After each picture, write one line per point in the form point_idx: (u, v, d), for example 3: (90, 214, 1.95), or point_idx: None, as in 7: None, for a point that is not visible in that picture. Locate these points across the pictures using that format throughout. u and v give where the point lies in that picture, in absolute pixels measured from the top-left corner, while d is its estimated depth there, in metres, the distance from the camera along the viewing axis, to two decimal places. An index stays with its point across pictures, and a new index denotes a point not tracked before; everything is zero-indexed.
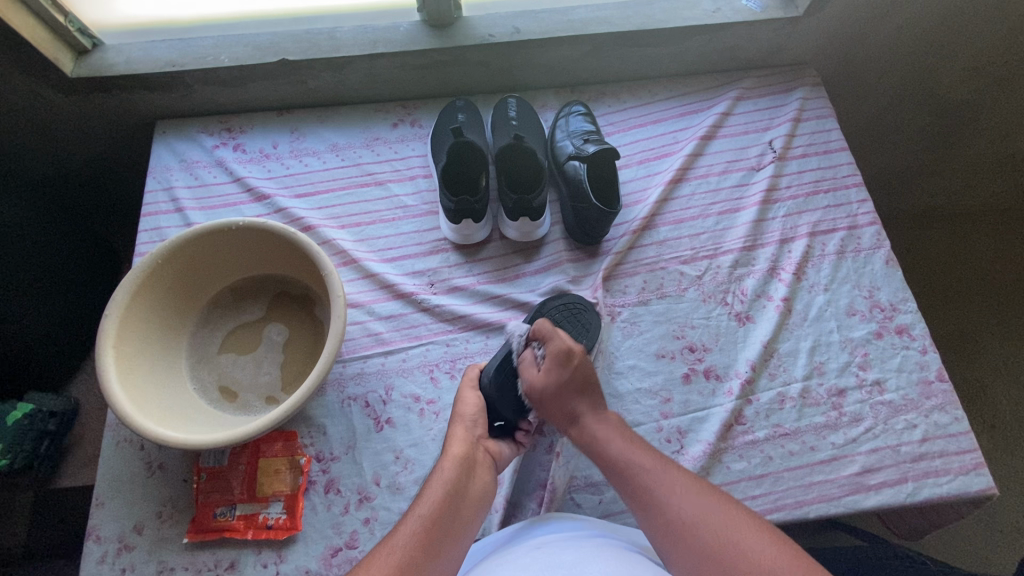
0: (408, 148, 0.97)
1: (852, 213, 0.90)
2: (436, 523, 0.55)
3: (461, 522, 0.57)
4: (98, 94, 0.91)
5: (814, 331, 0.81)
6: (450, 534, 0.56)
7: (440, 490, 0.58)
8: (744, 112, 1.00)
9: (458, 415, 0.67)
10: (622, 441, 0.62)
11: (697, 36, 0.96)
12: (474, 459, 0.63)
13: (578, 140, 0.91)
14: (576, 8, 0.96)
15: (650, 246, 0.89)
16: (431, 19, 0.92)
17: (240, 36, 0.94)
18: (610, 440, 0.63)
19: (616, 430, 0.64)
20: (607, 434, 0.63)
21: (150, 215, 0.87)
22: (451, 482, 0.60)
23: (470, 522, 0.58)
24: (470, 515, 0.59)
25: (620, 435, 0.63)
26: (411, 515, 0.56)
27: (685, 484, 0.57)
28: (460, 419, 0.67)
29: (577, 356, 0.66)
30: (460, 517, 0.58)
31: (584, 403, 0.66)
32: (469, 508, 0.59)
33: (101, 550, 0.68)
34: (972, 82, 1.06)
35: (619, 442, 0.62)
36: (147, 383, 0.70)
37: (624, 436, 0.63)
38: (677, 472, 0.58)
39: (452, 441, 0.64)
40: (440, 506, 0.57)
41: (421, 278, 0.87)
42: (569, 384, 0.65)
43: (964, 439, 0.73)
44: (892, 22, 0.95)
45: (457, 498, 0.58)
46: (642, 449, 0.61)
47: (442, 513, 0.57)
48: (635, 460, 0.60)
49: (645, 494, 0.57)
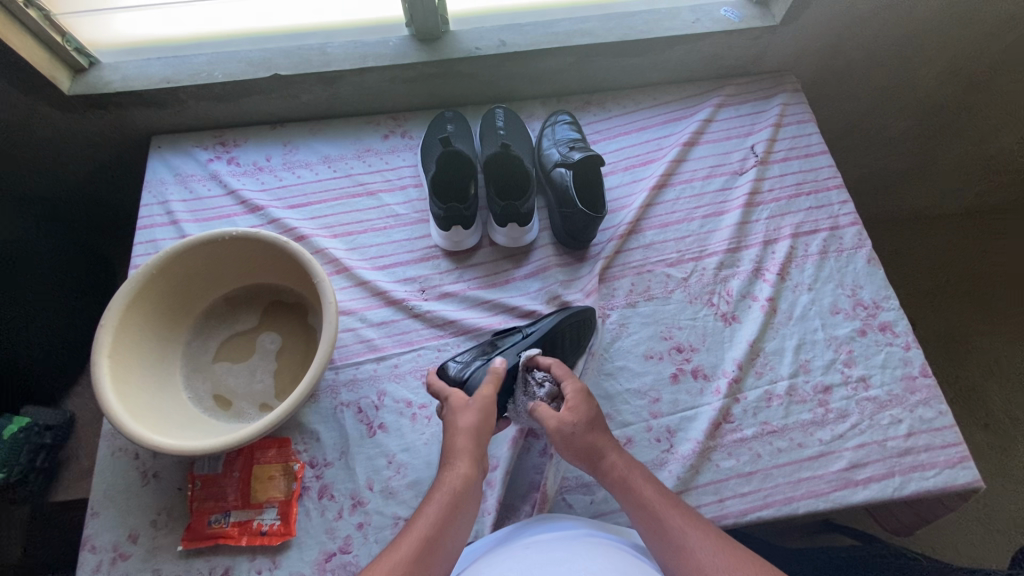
0: (399, 158, 0.99)
1: (833, 214, 0.92)
2: (433, 536, 0.55)
3: (455, 540, 0.56)
4: (94, 111, 0.93)
5: (799, 330, 0.83)
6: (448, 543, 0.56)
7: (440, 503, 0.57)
8: (726, 118, 1.03)
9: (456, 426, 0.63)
10: (654, 489, 0.61)
11: (678, 46, 0.99)
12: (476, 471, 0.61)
13: (564, 149, 0.93)
14: (560, 21, 0.99)
15: (637, 250, 0.91)
16: (419, 33, 0.95)
17: (234, 52, 0.96)
18: (642, 487, 0.61)
19: (642, 474, 0.62)
20: (634, 479, 0.62)
21: (146, 229, 0.89)
22: (455, 500, 0.58)
23: (460, 539, 0.57)
24: (465, 524, 0.58)
25: (634, 468, 0.63)
26: (412, 528, 0.55)
27: (699, 531, 0.57)
28: (467, 430, 0.63)
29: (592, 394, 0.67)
30: (455, 534, 0.57)
31: (601, 438, 0.63)
32: (464, 524, 0.58)
33: (96, 560, 0.68)
34: (947, 86, 1.09)
35: (652, 493, 0.60)
36: (142, 391, 0.71)
37: (654, 484, 0.61)
38: (669, 500, 0.60)
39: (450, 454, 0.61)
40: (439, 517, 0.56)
41: (412, 285, 0.89)
42: (592, 418, 0.64)
43: (949, 433, 0.74)
44: (866, 30, 0.98)
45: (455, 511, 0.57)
46: (648, 483, 0.61)
47: (442, 532, 0.55)
48: (662, 512, 0.58)
49: (646, 517, 0.59)
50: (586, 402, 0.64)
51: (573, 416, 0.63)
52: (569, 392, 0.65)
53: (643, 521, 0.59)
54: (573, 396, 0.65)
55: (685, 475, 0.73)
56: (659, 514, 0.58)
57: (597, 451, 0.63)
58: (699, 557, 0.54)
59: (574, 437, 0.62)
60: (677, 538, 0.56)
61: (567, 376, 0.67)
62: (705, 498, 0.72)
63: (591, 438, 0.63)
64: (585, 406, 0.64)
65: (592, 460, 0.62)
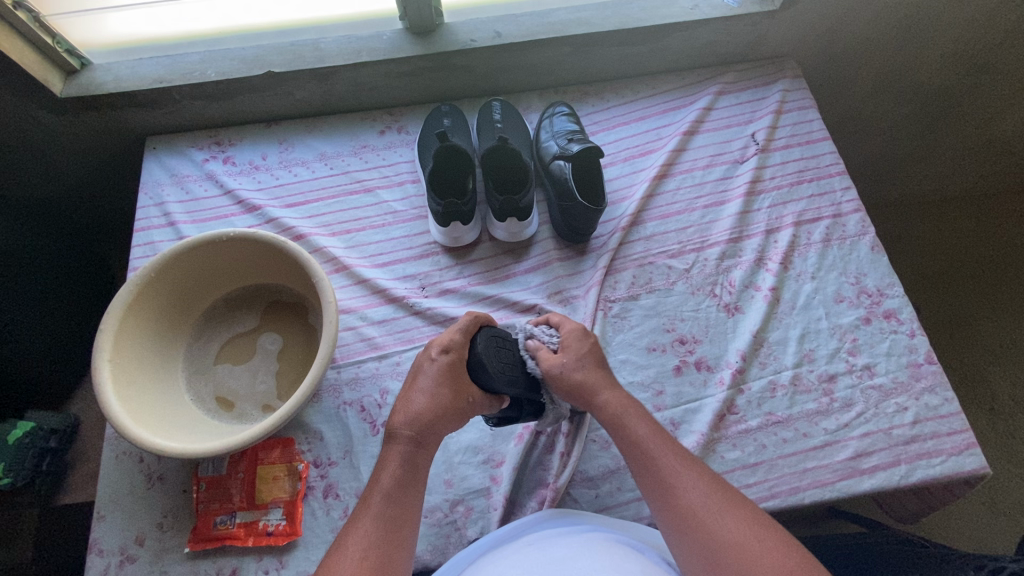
0: (396, 154, 0.99)
1: (836, 202, 0.91)
2: (391, 514, 0.55)
3: (407, 502, 0.57)
4: (88, 113, 0.93)
5: (803, 320, 0.82)
6: (411, 517, 0.57)
7: (393, 472, 0.58)
8: (726, 106, 1.01)
9: (422, 399, 0.61)
10: (648, 427, 0.60)
11: (676, 33, 0.97)
12: (431, 441, 0.60)
13: (562, 141, 0.92)
14: (555, 11, 0.98)
15: (638, 242, 0.90)
16: (413, 26, 0.94)
17: (226, 50, 0.95)
18: (634, 423, 0.61)
19: (638, 412, 0.62)
20: (630, 414, 0.61)
21: (143, 231, 0.88)
22: (404, 466, 0.58)
23: (414, 502, 0.58)
24: (420, 486, 0.59)
25: (628, 405, 0.62)
26: (369, 509, 0.55)
27: (694, 469, 0.56)
28: (423, 387, 0.62)
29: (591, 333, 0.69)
30: (410, 500, 0.57)
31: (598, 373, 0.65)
32: (416, 484, 0.58)
33: (104, 563, 0.68)
34: (952, 68, 1.07)
35: (645, 431, 0.60)
36: (145, 396, 0.70)
37: (648, 422, 0.61)
38: (662, 439, 0.59)
39: (407, 422, 0.60)
40: (393, 490, 0.57)
41: (412, 282, 0.88)
42: (591, 350, 0.67)
43: (955, 420, 0.74)
44: (868, 14, 0.97)
45: (407, 479, 0.58)
46: (642, 421, 0.61)
47: (396, 501, 0.56)
48: (653, 448, 0.58)
49: (639, 456, 0.59)
50: (580, 339, 0.67)
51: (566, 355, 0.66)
52: (568, 327, 0.69)
53: (634, 458, 0.59)
54: (569, 335, 0.68)
55: None
56: (651, 453, 0.58)
57: (589, 389, 0.64)
58: (686, 497, 0.54)
59: (564, 375, 0.64)
60: (667, 477, 0.56)
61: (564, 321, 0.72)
62: None
63: (580, 375, 0.64)
64: (577, 344, 0.67)
65: (588, 395, 0.63)
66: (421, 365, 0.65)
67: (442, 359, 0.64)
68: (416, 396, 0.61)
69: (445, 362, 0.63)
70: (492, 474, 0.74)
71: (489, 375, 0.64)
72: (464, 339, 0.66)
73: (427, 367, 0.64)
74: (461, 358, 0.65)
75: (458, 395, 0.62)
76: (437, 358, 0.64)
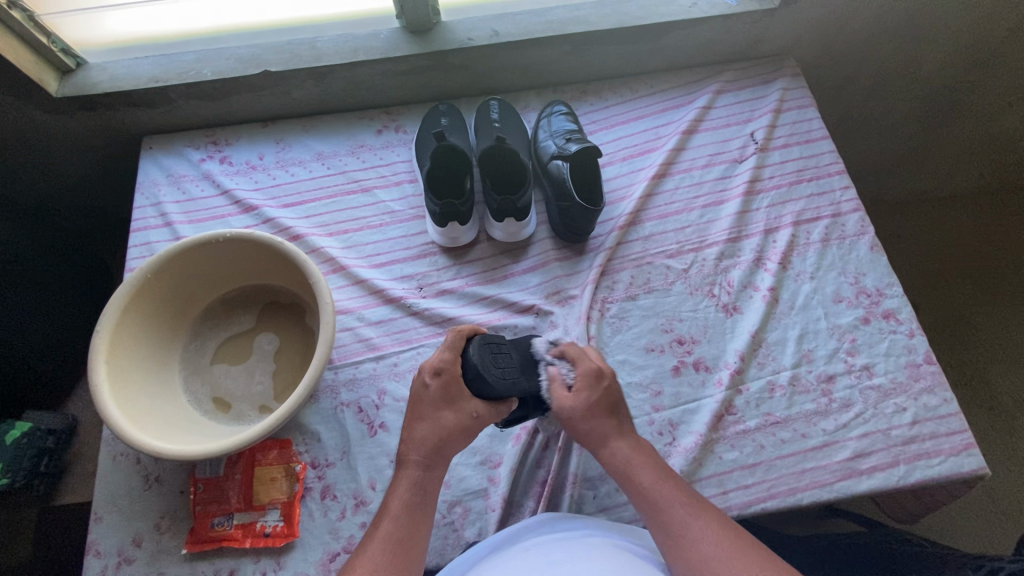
0: (393, 154, 0.98)
1: (835, 201, 0.91)
2: (400, 534, 0.56)
3: (417, 524, 0.57)
4: (83, 112, 0.92)
5: (801, 320, 0.82)
6: (419, 538, 0.57)
7: (403, 496, 0.59)
8: (725, 105, 1.01)
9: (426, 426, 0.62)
10: (658, 477, 0.60)
11: (675, 31, 0.97)
12: (440, 464, 0.62)
13: (560, 140, 0.92)
14: (553, 9, 0.97)
15: (636, 242, 0.90)
16: (410, 25, 0.93)
17: (222, 49, 0.95)
18: (644, 473, 0.60)
19: (648, 461, 0.61)
20: (639, 464, 0.61)
21: (140, 231, 0.88)
22: (416, 488, 0.59)
23: (424, 524, 0.58)
24: (430, 509, 0.59)
25: (638, 453, 0.62)
26: (378, 531, 0.56)
27: (708, 522, 0.55)
28: (425, 418, 0.62)
29: (607, 375, 0.66)
30: (419, 522, 0.58)
31: (610, 420, 0.63)
32: (426, 507, 0.59)
33: (102, 564, 0.68)
34: (953, 65, 1.07)
35: (655, 481, 0.59)
36: (142, 397, 0.70)
37: (658, 471, 0.60)
38: (675, 490, 0.58)
39: (413, 447, 0.61)
40: (401, 513, 0.57)
41: (410, 283, 0.88)
42: (604, 400, 0.64)
43: (954, 421, 0.74)
44: (868, 12, 0.96)
45: (416, 501, 0.58)
46: (653, 472, 0.60)
47: (406, 524, 0.57)
48: (665, 500, 0.58)
49: (652, 509, 0.58)
50: (595, 386, 0.64)
51: (575, 401, 0.63)
52: (583, 369, 0.65)
53: (647, 510, 0.58)
54: (583, 377, 0.65)
55: (687, 469, 0.72)
56: (664, 505, 0.57)
57: (598, 437, 0.63)
58: (703, 552, 0.53)
59: (573, 423, 0.63)
60: (683, 533, 0.55)
61: (581, 354, 0.67)
62: (708, 491, 0.72)
63: (588, 426, 0.63)
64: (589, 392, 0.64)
65: (596, 445, 0.63)
66: (418, 392, 0.65)
67: (435, 383, 0.64)
68: (419, 422, 0.62)
69: (441, 385, 0.63)
70: (490, 475, 0.74)
71: (487, 382, 0.63)
72: (454, 355, 0.65)
73: (423, 393, 0.64)
74: (456, 377, 0.64)
75: (462, 413, 0.62)
76: (430, 383, 0.64)
